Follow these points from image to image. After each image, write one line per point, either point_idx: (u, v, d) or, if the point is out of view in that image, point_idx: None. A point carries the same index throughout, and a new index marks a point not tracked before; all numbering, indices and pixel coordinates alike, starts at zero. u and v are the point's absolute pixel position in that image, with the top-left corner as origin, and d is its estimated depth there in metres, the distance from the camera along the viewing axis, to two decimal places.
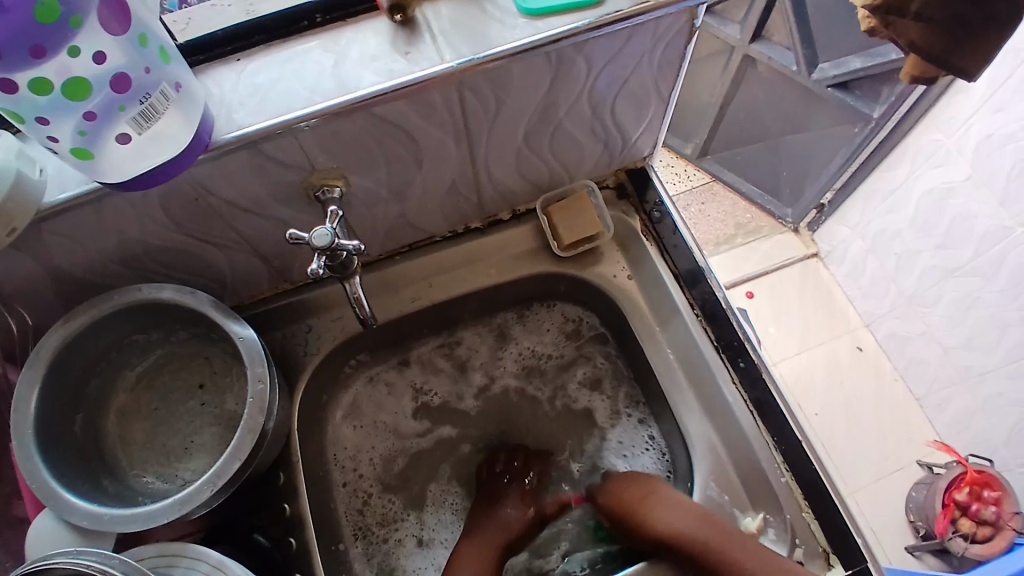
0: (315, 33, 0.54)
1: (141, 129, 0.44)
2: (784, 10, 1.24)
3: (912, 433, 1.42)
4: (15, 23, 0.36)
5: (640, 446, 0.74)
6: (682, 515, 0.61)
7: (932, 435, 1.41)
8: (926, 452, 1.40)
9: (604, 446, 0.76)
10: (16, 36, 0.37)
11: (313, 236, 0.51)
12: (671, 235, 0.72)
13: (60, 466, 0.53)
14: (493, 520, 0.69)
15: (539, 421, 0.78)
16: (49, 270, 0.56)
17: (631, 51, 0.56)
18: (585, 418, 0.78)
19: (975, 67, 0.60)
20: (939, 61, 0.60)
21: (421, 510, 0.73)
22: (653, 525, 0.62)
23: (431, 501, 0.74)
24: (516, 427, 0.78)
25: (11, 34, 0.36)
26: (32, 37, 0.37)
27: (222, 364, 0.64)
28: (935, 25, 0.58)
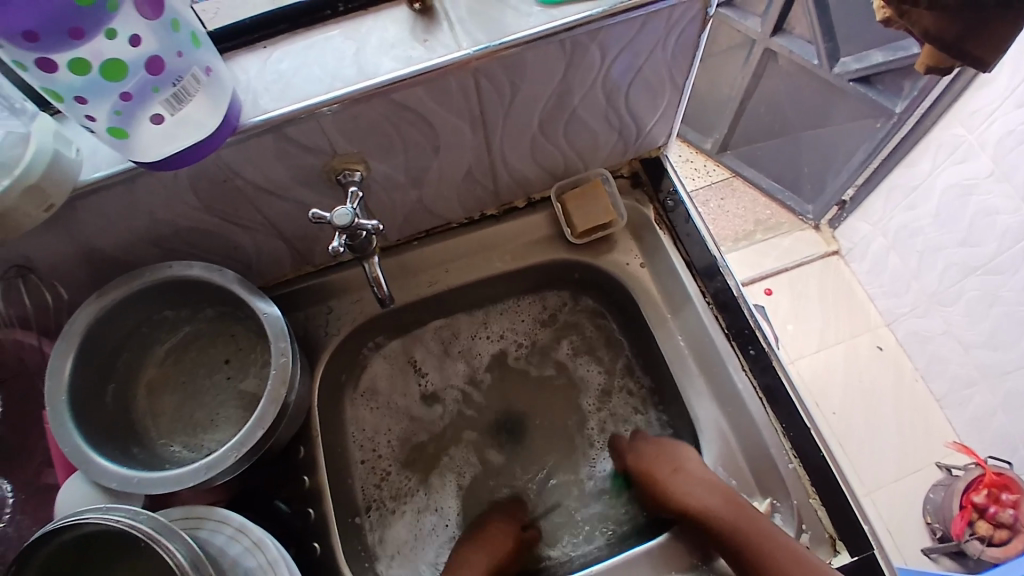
0: (336, 22, 0.56)
1: (173, 111, 0.47)
2: (805, 3, 1.23)
3: (931, 432, 1.40)
4: (55, 6, 0.39)
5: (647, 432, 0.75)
6: (709, 493, 0.61)
7: (952, 436, 1.39)
8: (944, 453, 1.38)
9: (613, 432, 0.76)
10: (56, 19, 0.39)
11: (334, 215, 0.54)
12: (684, 225, 0.73)
13: (93, 432, 0.56)
14: (482, 544, 0.66)
15: (549, 408, 0.79)
16: (85, 247, 0.59)
17: (646, 38, 0.57)
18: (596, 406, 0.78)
19: (987, 56, 0.65)
20: (952, 48, 0.66)
21: (430, 493, 0.74)
22: (679, 499, 0.62)
23: (441, 483, 0.75)
24: (527, 413, 0.79)
25: (51, 16, 0.39)
26: (71, 20, 0.40)
27: (246, 341, 0.67)
28: (949, 14, 0.63)
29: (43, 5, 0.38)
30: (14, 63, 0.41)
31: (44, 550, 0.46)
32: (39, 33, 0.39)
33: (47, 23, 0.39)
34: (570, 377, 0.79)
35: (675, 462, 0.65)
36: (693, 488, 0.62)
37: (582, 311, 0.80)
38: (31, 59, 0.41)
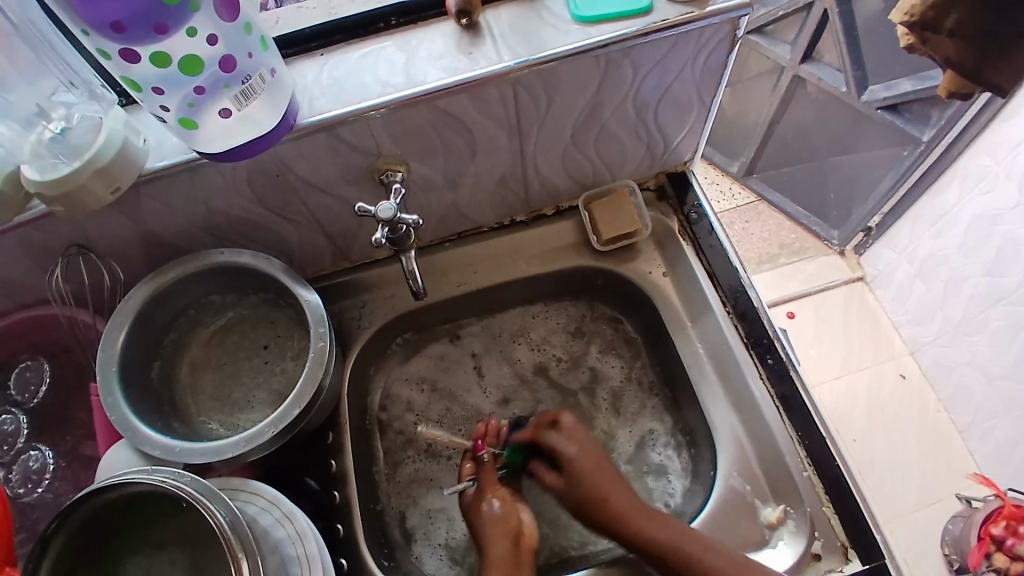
0: (389, 34, 0.61)
1: (240, 107, 0.51)
2: (834, 32, 1.27)
3: (953, 466, 1.38)
4: (142, 4, 0.43)
5: (668, 447, 0.75)
6: (635, 512, 0.62)
7: (973, 468, 1.37)
8: (966, 484, 1.36)
9: (640, 444, 0.76)
10: (141, 15, 0.44)
11: (378, 209, 0.58)
12: (706, 236, 0.76)
13: (138, 402, 0.60)
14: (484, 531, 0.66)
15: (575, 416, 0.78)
16: (145, 230, 0.64)
17: (675, 57, 0.61)
18: (623, 415, 0.77)
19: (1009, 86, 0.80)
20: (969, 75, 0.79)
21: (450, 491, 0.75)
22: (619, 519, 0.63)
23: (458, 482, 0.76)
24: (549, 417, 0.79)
25: (139, 12, 0.44)
26: (155, 17, 0.44)
27: (285, 329, 0.71)
28: (968, 41, 0.76)
29: (131, 1, 0.43)
30: (100, 52, 0.46)
31: (76, 516, 0.49)
32: (126, 25, 0.44)
33: (133, 18, 0.44)
34: (597, 384, 0.79)
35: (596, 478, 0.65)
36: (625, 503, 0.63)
37: (600, 318, 0.82)
38: (116, 49, 0.46)
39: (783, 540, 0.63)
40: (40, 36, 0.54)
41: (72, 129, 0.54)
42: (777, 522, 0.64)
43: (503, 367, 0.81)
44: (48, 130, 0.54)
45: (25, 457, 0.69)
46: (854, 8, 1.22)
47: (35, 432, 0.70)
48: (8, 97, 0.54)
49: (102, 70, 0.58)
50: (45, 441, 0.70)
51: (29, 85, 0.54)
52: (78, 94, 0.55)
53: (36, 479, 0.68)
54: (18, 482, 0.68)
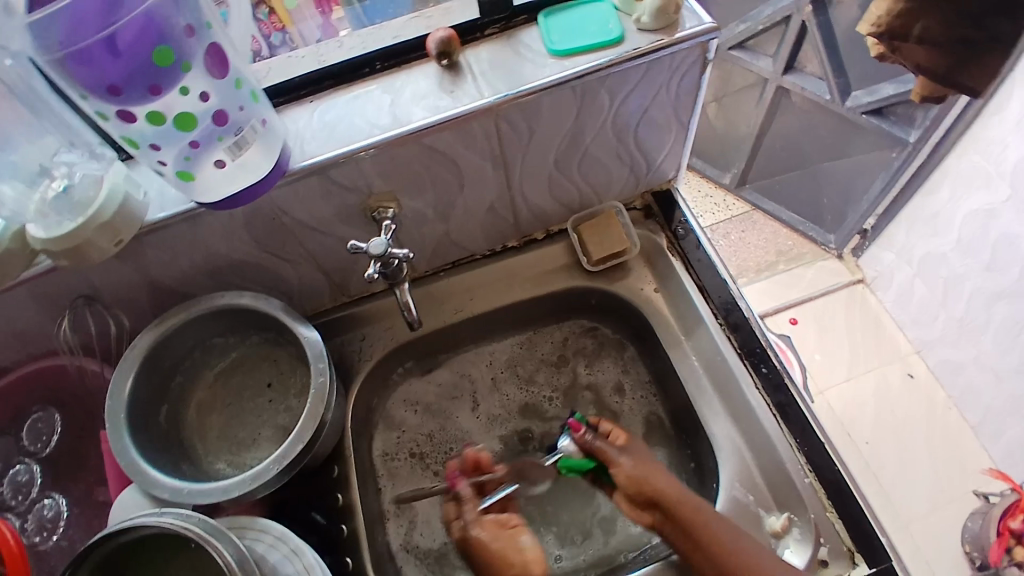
0: (374, 78, 0.64)
1: (234, 157, 0.54)
2: (814, 42, 1.30)
3: (966, 464, 1.36)
4: (138, 68, 0.46)
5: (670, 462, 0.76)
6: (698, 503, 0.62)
7: (988, 464, 1.36)
8: (981, 480, 1.35)
9: None
10: (136, 78, 0.46)
11: (370, 245, 0.60)
12: (695, 251, 0.78)
13: (146, 447, 0.62)
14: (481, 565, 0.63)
15: None
16: (148, 278, 0.66)
17: (650, 81, 0.63)
18: None
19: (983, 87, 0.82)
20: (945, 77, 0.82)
21: None
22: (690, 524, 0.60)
23: None
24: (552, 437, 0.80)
25: (134, 76, 0.46)
26: (150, 79, 0.47)
27: (287, 366, 0.73)
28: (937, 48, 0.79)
29: (128, 67, 0.45)
30: (98, 113, 0.49)
31: (92, 559, 0.50)
32: (123, 88, 0.46)
33: (128, 81, 0.46)
34: (595, 402, 0.81)
35: (652, 485, 0.64)
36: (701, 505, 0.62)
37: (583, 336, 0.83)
38: (114, 110, 0.48)
39: (790, 548, 0.63)
40: (38, 99, 0.55)
41: (74, 186, 0.56)
42: (782, 531, 0.64)
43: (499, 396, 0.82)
44: (52, 189, 0.57)
45: (38, 506, 0.70)
46: (833, 19, 1.25)
47: (49, 480, 0.71)
48: (13, 157, 0.57)
49: (101, 130, 0.60)
50: (58, 489, 0.71)
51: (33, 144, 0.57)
52: (79, 153, 0.58)
53: (50, 527, 0.69)
54: (33, 531, 0.69)
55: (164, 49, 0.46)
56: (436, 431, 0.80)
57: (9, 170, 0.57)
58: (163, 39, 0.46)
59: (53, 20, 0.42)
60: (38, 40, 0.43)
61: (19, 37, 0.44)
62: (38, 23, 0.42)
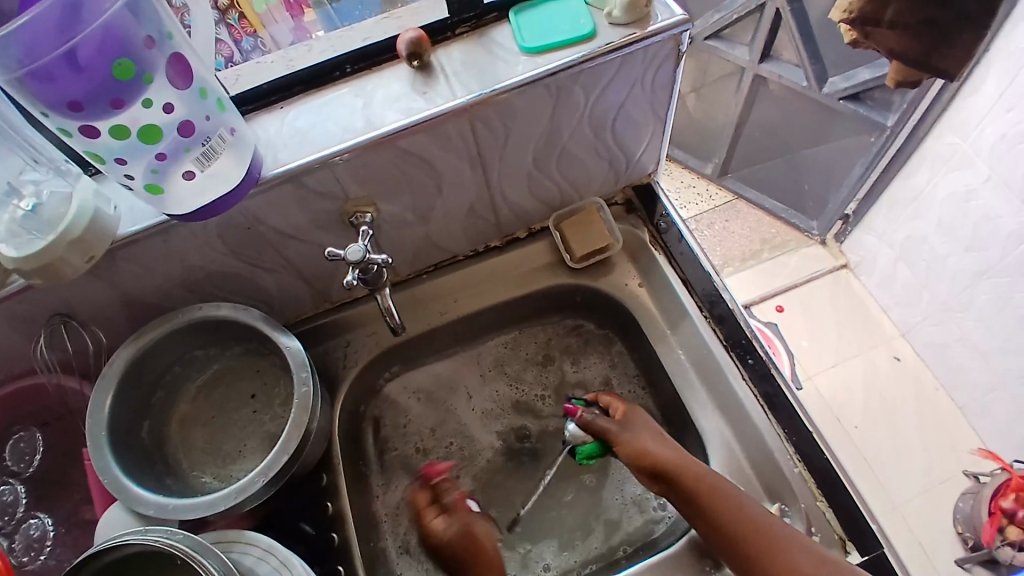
0: (345, 82, 0.63)
1: (203, 167, 0.53)
2: (789, 30, 1.31)
3: (955, 444, 1.38)
4: (98, 82, 0.45)
5: None
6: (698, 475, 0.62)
7: (978, 443, 1.38)
8: (971, 461, 1.37)
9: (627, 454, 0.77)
10: (97, 93, 0.45)
11: (348, 252, 0.59)
12: (677, 245, 0.77)
13: (129, 465, 0.61)
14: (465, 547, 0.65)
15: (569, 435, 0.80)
16: (124, 293, 0.65)
17: (625, 76, 0.63)
18: None
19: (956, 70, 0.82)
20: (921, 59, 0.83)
21: None
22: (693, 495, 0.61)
23: None
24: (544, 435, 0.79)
25: (94, 91, 0.45)
26: (111, 93, 0.46)
27: (271, 376, 0.72)
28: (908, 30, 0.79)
29: (87, 82, 0.44)
30: (61, 130, 0.48)
31: None
32: (84, 104, 0.45)
33: (89, 96, 0.45)
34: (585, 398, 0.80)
35: (652, 460, 0.65)
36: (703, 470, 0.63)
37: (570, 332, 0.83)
38: (76, 126, 0.47)
39: None
40: (4, 122, 0.53)
41: (43, 205, 0.55)
42: None
43: (489, 395, 0.81)
44: (19, 209, 0.55)
45: (25, 526, 0.69)
46: (807, 6, 1.26)
47: (33, 500, 0.70)
48: None
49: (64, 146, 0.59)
50: (44, 509, 0.70)
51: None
52: (44, 171, 0.57)
53: (37, 547, 0.68)
54: (21, 550, 0.68)
55: (124, 62, 0.45)
56: (438, 425, 0.80)
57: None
58: (123, 52, 0.45)
59: (5, 40, 0.41)
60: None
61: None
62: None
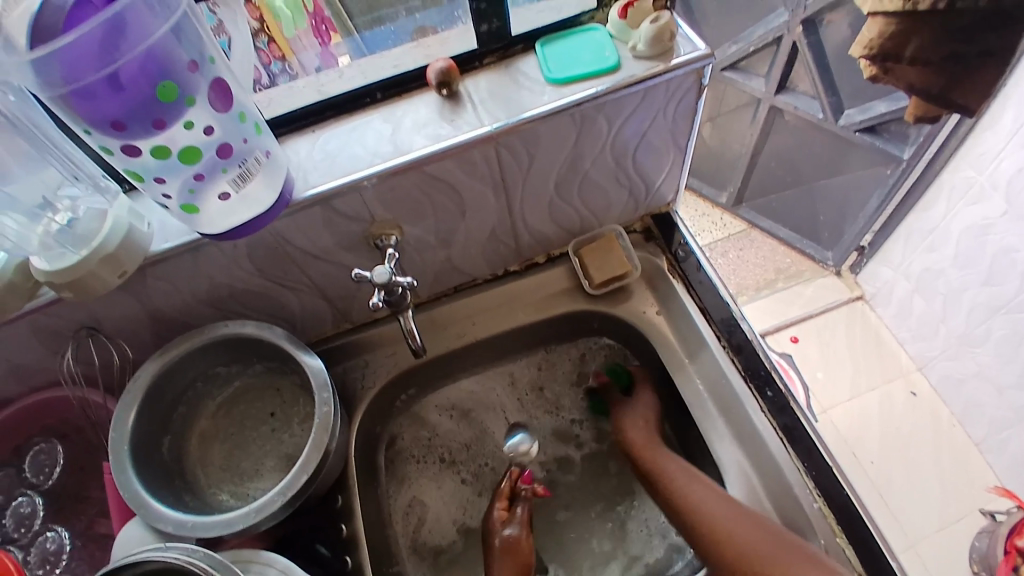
0: (374, 108, 0.65)
1: (238, 188, 0.54)
2: (805, 63, 1.33)
3: (973, 482, 1.35)
4: (141, 102, 0.46)
5: None
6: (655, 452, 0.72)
7: (994, 481, 1.35)
8: (987, 498, 1.33)
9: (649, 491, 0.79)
10: (140, 113, 0.47)
11: (374, 274, 0.60)
12: (695, 273, 0.77)
13: (149, 479, 0.61)
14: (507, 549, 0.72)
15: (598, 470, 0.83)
16: (150, 309, 0.66)
17: (647, 107, 0.64)
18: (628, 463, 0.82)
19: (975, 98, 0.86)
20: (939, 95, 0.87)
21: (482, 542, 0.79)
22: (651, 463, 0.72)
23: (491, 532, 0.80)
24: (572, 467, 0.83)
25: (137, 112, 0.47)
26: (153, 113, 0.47)
27: (290, 395, 0.72)
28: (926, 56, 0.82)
29: (131, 103, 0.46)
30: (102, 148, 0.49)
31: None
32: (126, 123, 0.47)
33: (132, 116, 0.47)
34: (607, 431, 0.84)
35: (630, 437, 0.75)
36: (666, 463, 0.71)
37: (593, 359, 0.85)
38: (117, 145, 0.49)
39: None
40: (41, 133, 0.54)
41: (78, 219, 0.56)
42: None
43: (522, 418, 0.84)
44: (54, 222, 0.56)
45: (41, 539, 0.69)
46: (823, 38, 1.28)
47: (51, 513, 0.71)
48: (11, 190, 0.55)
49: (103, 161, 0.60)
50: (61, 522, 0.70)
51: (32, 177, 0.56)
52: (84, 187, 0.57)
53: (53, 561, 0.68)
54: (36, 564, 0.68)
55: (167, 85, 0.47)
56: (472, 441, 0.83)
57: (6, 203, 0.55)
58: (166, 75, 0.47)
59: (51, 57, 0.42)
60: (37, 75, 0.43)
61: (15, 72, 0.44)
62: (36, 58, 0.42)
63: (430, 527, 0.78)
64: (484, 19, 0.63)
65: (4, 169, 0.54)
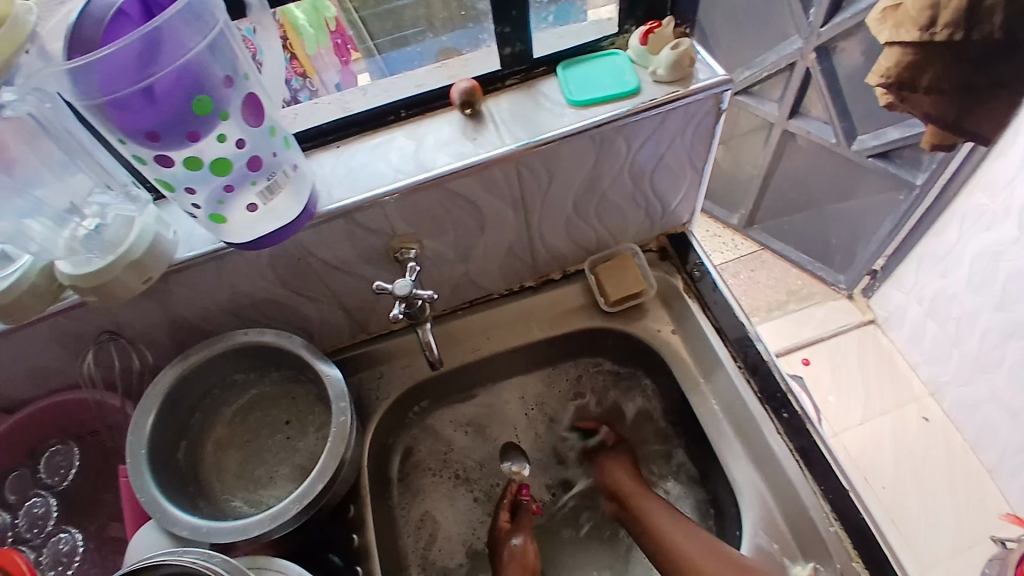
0: (399, 125, 0.67)
1: (266, 200, 0.56)
2: (819, 88, 1.34)
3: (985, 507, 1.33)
4: (176, 115, 0.48)
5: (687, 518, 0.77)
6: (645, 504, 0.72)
7: (1005, 508, 1.32)
8: (997, 526, 1.31)
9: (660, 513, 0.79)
10: (175, 126, 0.48)
11: (396, 286, 0.61)
12: (711, 293, 0.77)
13: (165, 484, 0.62)
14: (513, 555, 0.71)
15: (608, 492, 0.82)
16: (172, 315, 0.67)
17: (666, 130, 0.65)
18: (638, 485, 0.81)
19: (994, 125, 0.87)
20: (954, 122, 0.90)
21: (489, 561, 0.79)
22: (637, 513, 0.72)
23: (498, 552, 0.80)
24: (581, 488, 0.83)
25: (173, 124, 0.48)
26: (188, 126, 0.49)
27: (306, 404, 0.73)
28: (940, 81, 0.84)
29: (167, 115, 0.48)
30: (136, 157, 0.51)
31: None
32: (161, 134, 0.48)
33: (166, 128, 0.48)
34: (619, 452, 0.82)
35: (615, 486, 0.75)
36: (650, 508, 0.71)
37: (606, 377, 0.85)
38: (151, 155, 0.50)
39: None
40: (73, 139, 0.55)
41: (106, 226, 0.57)
42: None
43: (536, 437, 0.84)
44: (82, 227, 0.57)
45: (54, 540, 0.70)
46: (836, 65, 1.29)
47: (65, 515, 0.71)
48: (38, 194, 0.55)
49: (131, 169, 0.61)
50: (74, 524, 0.71)
51: (59, 182, 0.56)
52: (115, 194, 0.59)
53: (65, 562, 0.69)
54: (47, 565, 0.69)
55: (203, 99, 0.48)
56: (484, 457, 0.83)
57: (34, 207, 0.55)
58: (201, 89, 0.48)
59: (91, 69, 0.44)
60: (76, 86, 0.45)
61: (55, 81, 0.45)
62: (76, 69, 0.43)
63: (440, 545, 0.78)
64: (508, 43, 0.64)
65: (34, 173, 0.54)
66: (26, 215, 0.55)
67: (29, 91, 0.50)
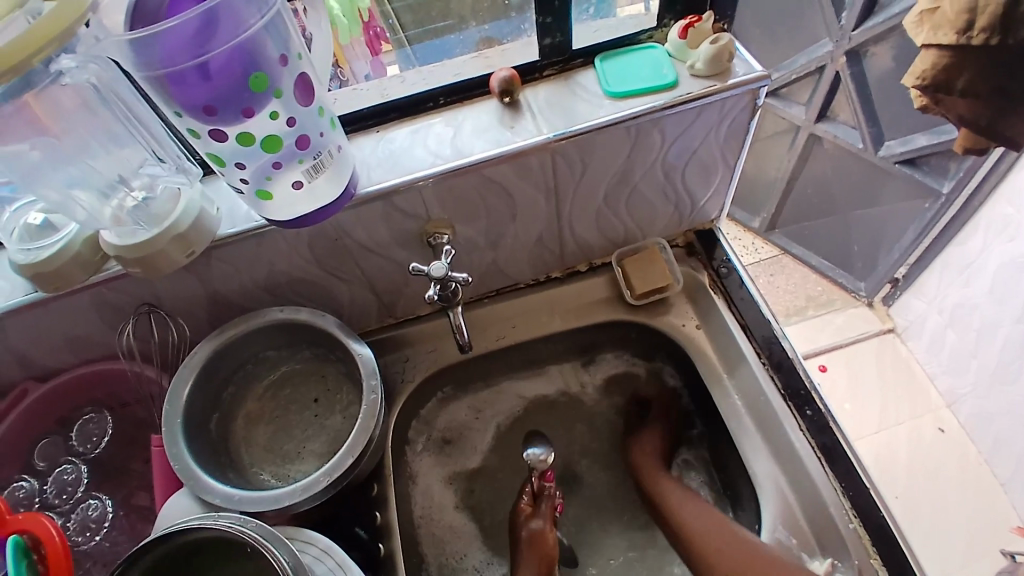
0: (437, 112, 0.68)
1: (310, 179, 0.57)
2: (848, 92, 1.34)
3: (992, 519, 1.32)
4: (232, 91, 0.50)
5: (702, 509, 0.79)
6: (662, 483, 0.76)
7: (1017, 522, 1.31)
8: (1010, 539, 1.29)
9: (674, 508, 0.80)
10: (230, 101, 0.50)
11: (431, 268, 0.63)
12: (737, 289, 0.79)
13: (199, 453, 0.64)
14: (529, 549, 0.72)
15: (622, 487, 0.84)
16: (210, 291, 0.69)
17: (701, 124, 0.66)
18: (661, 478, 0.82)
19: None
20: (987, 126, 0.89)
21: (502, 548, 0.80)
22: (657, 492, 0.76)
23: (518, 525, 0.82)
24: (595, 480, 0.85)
25: (229, 99, 0.50)
26: (243, 102, 0.51)
27: (334, 382, 0.74)
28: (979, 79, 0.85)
29: (224, 91, 0.49)
30: (190, 131, 0.52)
31: (146, 560, 0.51)
32: (217, 108, 0.50)
33: (222, 103, 0.50)
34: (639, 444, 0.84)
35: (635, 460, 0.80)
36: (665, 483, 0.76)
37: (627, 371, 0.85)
38: (206, 129, 0.52)
39: None
40: (123, 104, 0.56)
41: (153, 199, 0.59)
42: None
43: (562, 429, 0.86)
44: (130, 198, 0.59)
45: (84, 506, 0.72)
46: (866, 69, 1.28)
47: (95, 482, 0.74)
48: (90, 163, 0.57)
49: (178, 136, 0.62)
50: (104, 491, 0.73)
51: (111, 153, 0.58)
52: (167, 167, 0.60)
53: (94, 528, 0.71)
54: (76, 530, 0.71)
55: (259, 76, 0.50)
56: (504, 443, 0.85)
57: (85, 176, 0.57)
58: (258, 67, 0.50)
59: (154, 42, 0.45)
60: (139, 56, 0.46)
61: (117, 52, 0.47)
62: (140, 41, 0.45)
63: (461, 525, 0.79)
64: (548, 33, 0.65)
65: (83, 142, 0.56)
66: (76, 184, 0.57)
67: (87, 60, 0.49)
